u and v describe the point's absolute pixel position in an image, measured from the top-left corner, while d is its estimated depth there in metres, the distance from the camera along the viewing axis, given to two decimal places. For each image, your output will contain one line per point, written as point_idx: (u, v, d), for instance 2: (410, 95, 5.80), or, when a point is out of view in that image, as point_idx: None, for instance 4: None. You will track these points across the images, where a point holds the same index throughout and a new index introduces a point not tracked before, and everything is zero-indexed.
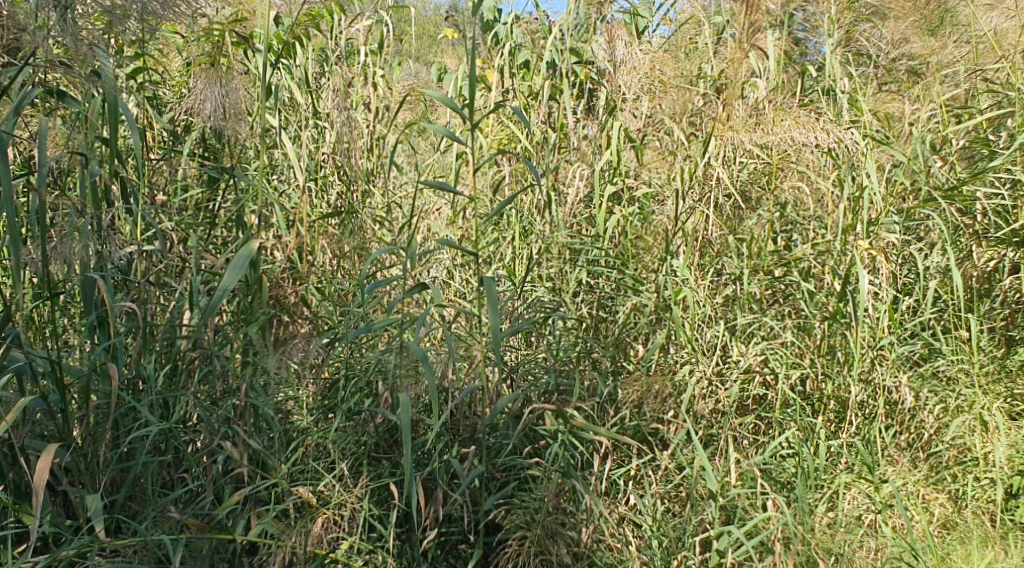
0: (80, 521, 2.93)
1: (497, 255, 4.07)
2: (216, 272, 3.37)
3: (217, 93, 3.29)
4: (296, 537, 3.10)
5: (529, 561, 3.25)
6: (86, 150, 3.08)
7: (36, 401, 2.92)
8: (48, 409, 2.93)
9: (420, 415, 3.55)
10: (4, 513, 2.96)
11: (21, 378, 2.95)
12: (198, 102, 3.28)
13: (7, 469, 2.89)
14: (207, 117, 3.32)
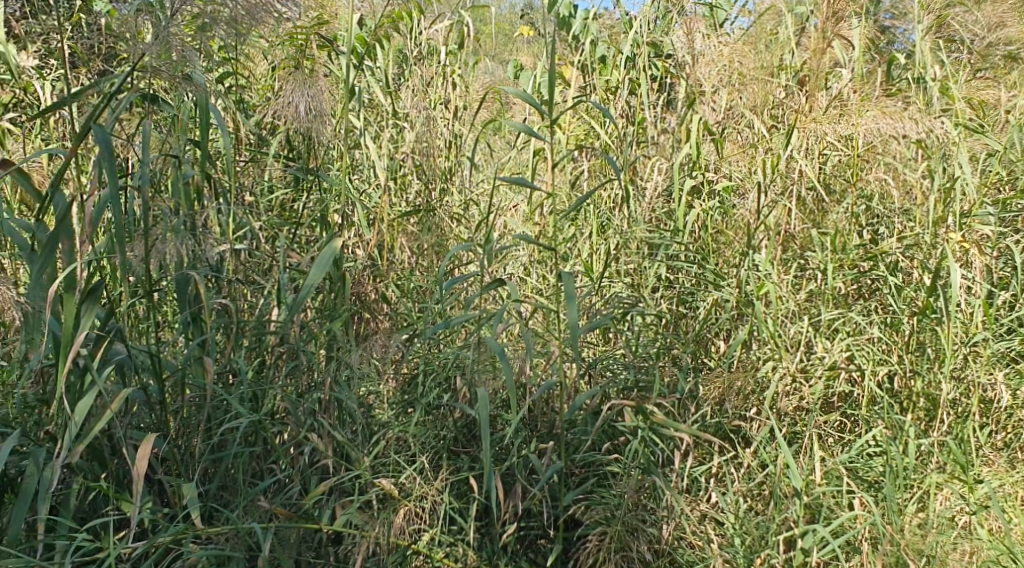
0: (174, 510, 2.97)
1: (575, 251, 4.04)
2: (302, 269, 3.40)
3: (306, 94, 3.34)
4: (380, 527, 3.10)
5: (609, 556, 3.23)
6: (179, 153, 3.14)
7: (136, 392, 2.97)
8: (148, 401, 2.95)
9: (498, 410, 3.55)
10: (104, 501, 3.01)
11: (122, 370, 2.99)
12: (288, 105, 3.32)
13: (106, 458, 2.95)
14: (295, 119, 3.36)
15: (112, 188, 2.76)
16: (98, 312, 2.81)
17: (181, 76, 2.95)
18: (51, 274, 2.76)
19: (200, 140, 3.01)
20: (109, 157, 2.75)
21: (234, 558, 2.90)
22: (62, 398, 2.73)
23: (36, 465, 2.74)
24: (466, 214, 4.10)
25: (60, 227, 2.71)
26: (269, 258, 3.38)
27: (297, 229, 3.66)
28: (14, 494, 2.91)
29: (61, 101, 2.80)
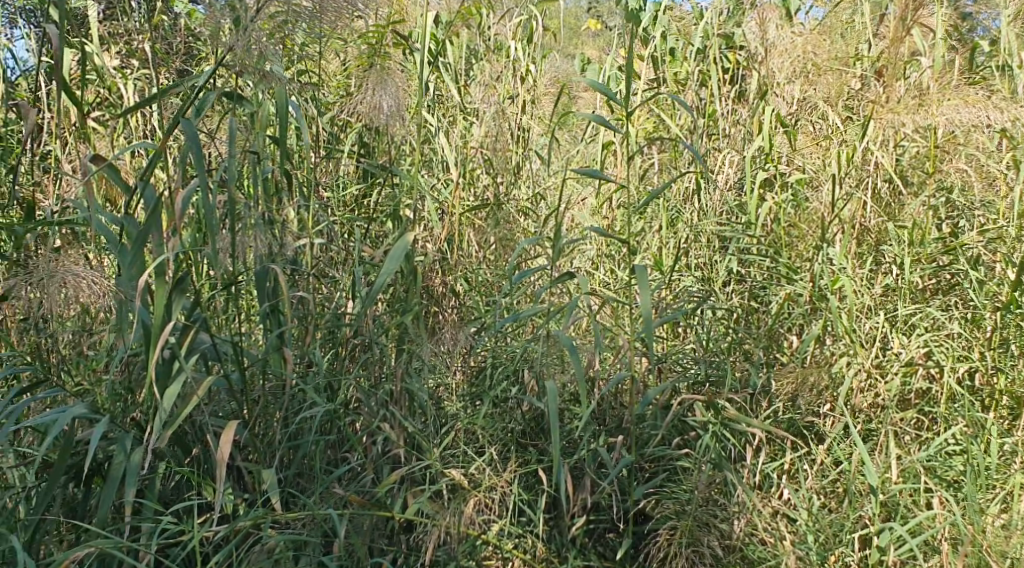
0: (254, 496, 3.00)
1: (644, 245, 4.01)
2: (375, 263, 3.42)
3: (389, 91, 3.38)
4: (451, 517, 3.10)
5: (680, 550, 3.18)
6: (258, 149, 3.17)
7: (219, 381, 3.00)
8: (230, 389, 2.98)
9: (567, 404, 3.53)
10: (185, 487, 3.04)
11: (207, 359, 3.02)
12: (376, 103, 3.35)
13: (189, 444, 2.98)
14: (382, 116, 3.39)
15: (201, 181, 2.83)
16: (185, 303, 2.85)
17: (260, 71, 2.99)
18: (141, 266, 2.83)
19: (280, 136, 3.04)
20: (197, 151, 2.81)
21: (310, 543, 2.93)
22: (152, 385, 2.78)
23: (125, 451, 2.79)
24: (534, 208, 4.07)
25: (150, 220, 2.77)
26: (343, 251, 3.41)
27: (370, 224, 3.69)
28: (101, 478, 2.96)
29: (148, 99, 2.87)
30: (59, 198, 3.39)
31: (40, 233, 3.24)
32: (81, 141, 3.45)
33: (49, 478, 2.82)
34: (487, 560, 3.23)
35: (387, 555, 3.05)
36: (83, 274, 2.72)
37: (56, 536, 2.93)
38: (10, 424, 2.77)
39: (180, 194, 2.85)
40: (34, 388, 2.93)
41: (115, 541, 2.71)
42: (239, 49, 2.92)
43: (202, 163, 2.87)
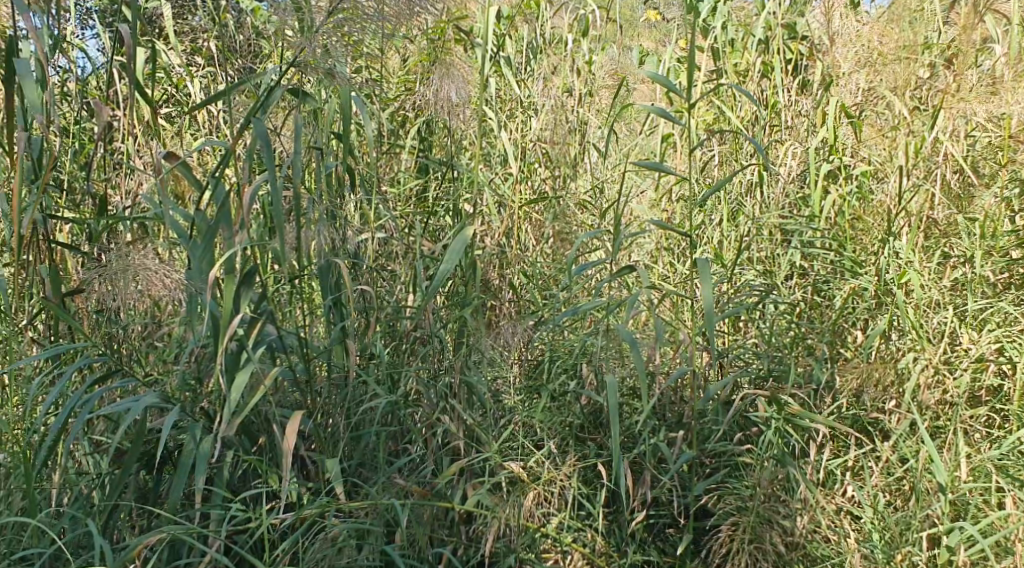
0: (318, 485, 3.00)
1: (705, 238, 3.95)
2: (435, 257, 3.41)
3: (456, 82, 3.36)
4: (511, 509, 3.07)
5: (742, 546, 3.13)
6: (321, 145, 3.16)
7: (284, 371, 3.00)
8: (295, 379, 2.97)
9: (627, 399, 3.48)
10: (250, 476, 3.05)
11: (273, 351, 3.01)
12: (441, 92, 3.33)
13: (255, 433, 2.99)
14: (448, 108, 3.36)
15: (271, 176, 2.80)
16: (252, 295, 2.85)
17: (324, 70, 2.97)
18: (212, 260, 2.80)
19: (344, 131, 3.02)
20: (268, 149, 2.79)
21: (373, 532, 2.92)
22: (220, 376, 2.78)
23: (195, 439, 2.79)
24: (595, 201, 4.00)
25: (219, 213, 2.76)
26: (403, 247, 3.38)
27: (431, 219, 3.68)
28: (172, 465, 2.97)
29: (217, 95, 2.87)
30: (130, 191, 3.42)
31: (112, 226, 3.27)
32: (152, 137, 3.49)
33: (123, 465, 2.84)
34: (546, 553, 3.21)
35: (448, 547, 3.03)
36: (158, 270, 2.81)
37: (128, 522, 2.96)
38: (84, 412, 2.79)
39: (249, 188, 2.84)
40: (107, 378, 2.95)
41: (187, 528, 2.72)
42: (307, 48, 2.95)
43: (274, 160, 2.85)
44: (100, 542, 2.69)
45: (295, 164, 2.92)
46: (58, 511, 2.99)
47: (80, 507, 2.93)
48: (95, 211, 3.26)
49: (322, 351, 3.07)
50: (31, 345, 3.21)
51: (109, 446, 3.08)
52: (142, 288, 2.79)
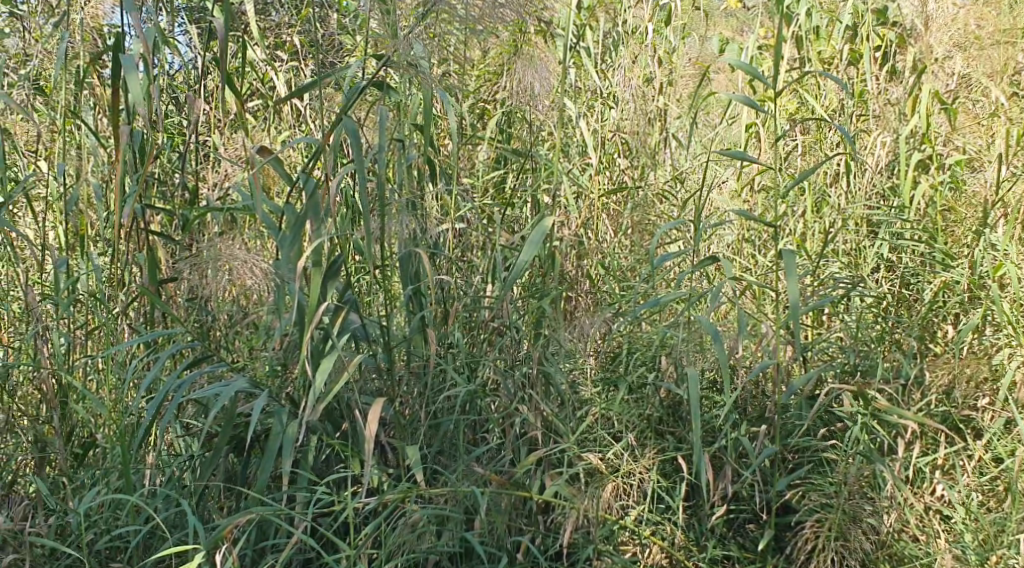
0: (399, 472, 2.99)
1: (787, 229, 3.83)
2: (511, 249, 3.39)
3: (539, 73, 3.29)
4: (590, 500, 3.02)
5: (829, 543, 3.05)
6: (402, 137, 3.13)
7: (367, 359, 3.00)
8: (377, 367, 2.96)
9: (709, 393, 3.41)
10: (331, 461, 3.04)
11: (355, 338, 3.00)
12: (523, 85, 3.28)
13: (338, 419, 2.98)
14: (531, 99, 3.33)
15: (359, 170, 2.77)
16: (337, 284, 2.84)
17: (408, 64, 2.94)
18: (299, 250, 2.79)
19: (427, 121, 2.99)
20: (357, 145, 2.77)
21: (453, 519, 2.91)
22: (305, 363, 2.78)
23: (282, 424, 2.80)
24: (673, 191, 3.82)
25: (308, 204, 2.76)
26: (483, 236, 3.36)
27: (510, 209, 3.62)
28: (260, 448, 2.99)
29: (303, 89, 2.86)
30: (216, 181, 3.41)
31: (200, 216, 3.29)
32: (236, 127, 3.49)
33: (214, 447, 2.87)
34: (624, 546, 3.17)
35: (526, 535, 3.00)
36: (247, 260, 2.82)
37: (217, 503, 2.98)
38: (178, 396, 2.82)
39: (336, 180, 2.81)
40: (200, 363, 3.00)
41: (275, 509, 2.74)
42: (399, 48, 2.92)
43: (363, 156, 2.82)
44: (192, 521, 2.72)
45: (379, 155, 2.91)
46: (150, 492, 3.02)
47: (171, 488, 2.95)
48: (185, 200, 3.28)
49: (403, 339, 3.05)
50: (124, 331, 3.25)
51: (200, 430, 3.11)
52: (230, 278, 2.80)
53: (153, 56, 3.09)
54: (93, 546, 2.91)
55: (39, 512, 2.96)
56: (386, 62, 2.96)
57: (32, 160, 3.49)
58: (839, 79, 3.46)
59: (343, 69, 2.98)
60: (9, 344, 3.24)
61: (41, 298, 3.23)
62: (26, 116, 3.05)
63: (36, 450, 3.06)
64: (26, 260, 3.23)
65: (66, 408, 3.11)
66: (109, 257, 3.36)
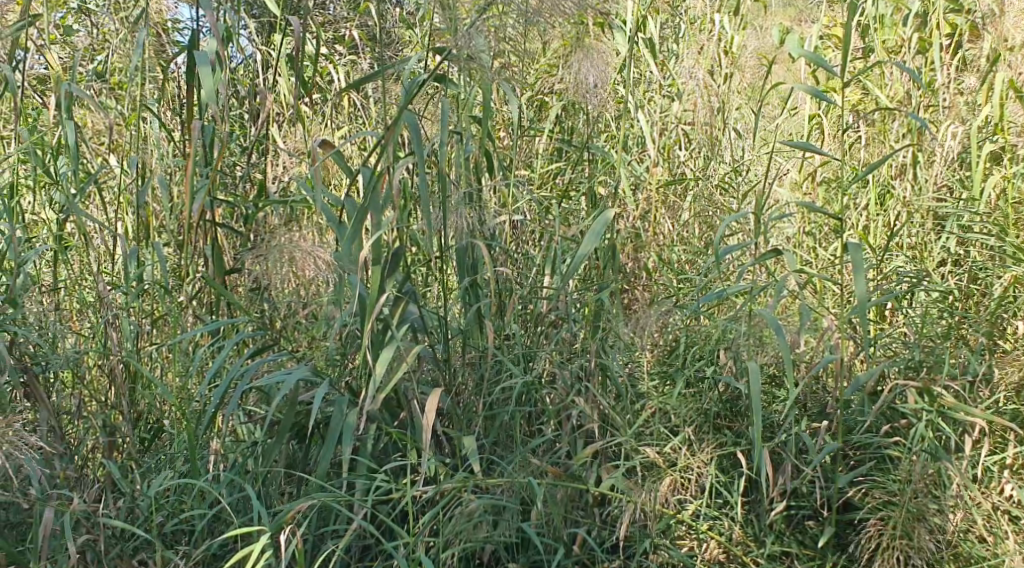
0: (456, 462, 3.00)
1: (850, 222, 3.78)
2: (570, 242, 3.39)
3: (595, 66, 3.28)
4: (647, 494, 3.01)
5: (892, 542, 3.01)
6: (460, 129, 3.14)
7: (426, 350, 3.01)
8: (435, 358, 2.97)
9: (769, 387, 3.37)
10: (390, 450, 3.06)
11: (414, 329, 3.02)
12: (578, 78, 3.27)
13: (396, 409, 3.00)
14: (587, 93, 3.31)
15: (419, 164, 2.77)
16: (397, 275, 2.86)
17: (466, 56, 2.94)
18: (359, 243, 2.82)
19: (485, 113, 2.99)
20: (417, 138, 2.77)
21: (509, 510, 2.91)
22: (365, 353, 2.81)
23: (341, 411, 2.83)
24: (734, 183, 3.76)
25: (368, 196, 2.77)
26: (542, 228, 3.37)
27: (569, 201, 3.60)
28: (320, 436, 3.02)
29: (364, 82, 2.87)
30: (280, 173, 3.46)
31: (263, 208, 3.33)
32: (298, 120, 3.52)
33: (276, 434, 2.91)
34: (680, 540, 3.14)
35: (583, 528, 2.99)
36: (309, 251, 2.83)
37: (278, 489, 3.02)
38: (242, 383, 2.87)
39: (397, 172, 2.82)
40: (264, 351, 3.04)
41: (335, 495, 2.78)
42: (460, 42, 2.91)
43: (424, 151, 2.83)
44: (256, 505, 2.77)
45: (441, 149, 2.91)
46: (213, 477, 3.06)
47: (234, 473, 3.00)
48: (248, 191, 3.32)
49: (461, 330, 3.06)
50: (189, 320, 3.30)
51: (262, 418, 3.15)
52: (292, 269, 2.84)
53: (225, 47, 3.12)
54: (160, 529, 2.96)
55: (108, 495, 3.01)
56: (450, 57, 2.96)
57: (102, 151, 3.57)
58: (911, 67, 3.38)
59: (408, 64, 2.99)
60: (79, 331, 3.31)
61: (111, 286, 3.29)
62: (100, 108, 3.12)
63: (105, 433, 3.12)
64: (96, 249, 3.29)
65: (134, 394, 3.17)
66: (174, 248, 3.42)
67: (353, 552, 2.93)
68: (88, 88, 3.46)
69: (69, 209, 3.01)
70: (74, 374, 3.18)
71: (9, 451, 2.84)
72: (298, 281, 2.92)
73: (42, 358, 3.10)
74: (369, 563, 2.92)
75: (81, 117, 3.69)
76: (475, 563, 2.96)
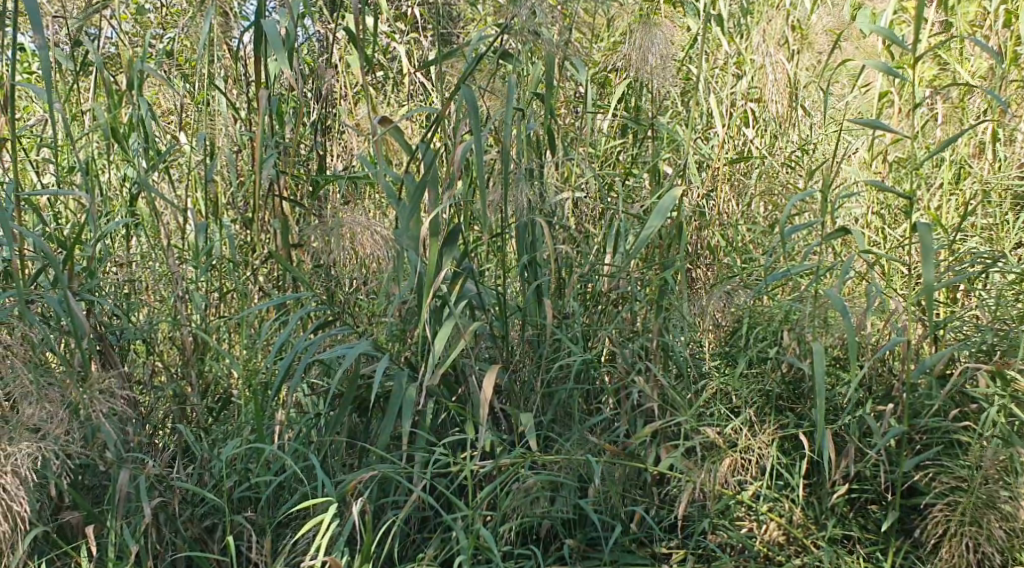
0: (515, 438, 3.02)
1: (922, 203, 3.70)
2: (632, 220, 3.37)
3: (658, 42, 3.24)
4: (706, 474, 3.00)
5: (961, 528, 2.95)
6: (523, 107, 3.14)
7: (484, 327, 3.03)
8: (494, 335, 2.99)
9: (834, 368, 3.32)
10: (450, 424, 3.09)
11: (474, 306, 3.03)
12: (642, 54, 3.23)
13: (456, 384, 3.02)
14: (650, 70, 3.27)
15: (477, 140, 2.76)
16: (456, 253, 2.87)
17: (530, 32, 2.91)
18: (418, 219, 2.85)
19: (547, 91, 2.98)
20: (475, 113, 2.76)
21: (567, 486, 2.93)
22: (424, 328, 2.83)
23: (401, 386, 2.87)
24: (802, 161, 3.70)
25: (427, 172, 2.77)
26: (604, 205, 3.36)
27: (633, 178, 3.58)
28: (380, 408, 3.06)
29: (426, 59, 2.87)
30: (345, 149, 3.49)
31: (327, 184, 3.37)
32: (362, 97, 3.55)
33: (339, 406, 2.95)
34: (739, 521, 3.09)
35: (641, 506, 3.01)
36: (369, 227, 2.85)
37: (341, 459, 3.07)
38: (306, 356, 2.92)
39: (457, 149, 2.82)
40: (326, 325, 3.09)
41: (397, 468, 2.83)
42: (523, 20, 2.89)
43: (482, 127, 2.81)
44: (321, 475, 2.82)
45: (502, 126, 2.89)
46: (278, 447, 3.12)
47: (298, 444, 3.05)
48: (312, 168, 3.36)
49: (520, 307, 3.07)
50: (255, 294, 3.35)
51: (324, 390, 3.20)
52: (353, 246, 2.87)
53: (291, 24, 3.13)
54: (227, 495, 3.02)
55: (179, 461, 3.08)
56: (511, 34, 2.93)
57: (172, 127, 3.62)
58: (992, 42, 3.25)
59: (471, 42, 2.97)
60: (149, 303, 3.37)
61: (180, 259, 3.35)
62: (169, 83, 3.17)
63: (175, 402, 3.18)
64: (166, 222, 3.35)
65: (203, 365, 3.23)
66: (241, 223, 3.47)
67: (411, 524, 2.97)
68: (157, 64, 3.50)
69: (139, 183, 3.07)
70: (145, 345, 3.24)
71: (85, 418, 2.92)
72: (359, 256, 2.96)
73: (115, 328, 3.17)
74: (428, 534, 2.96)
75: (151, 92, 3.73)
76: (533, 538, 2.99)
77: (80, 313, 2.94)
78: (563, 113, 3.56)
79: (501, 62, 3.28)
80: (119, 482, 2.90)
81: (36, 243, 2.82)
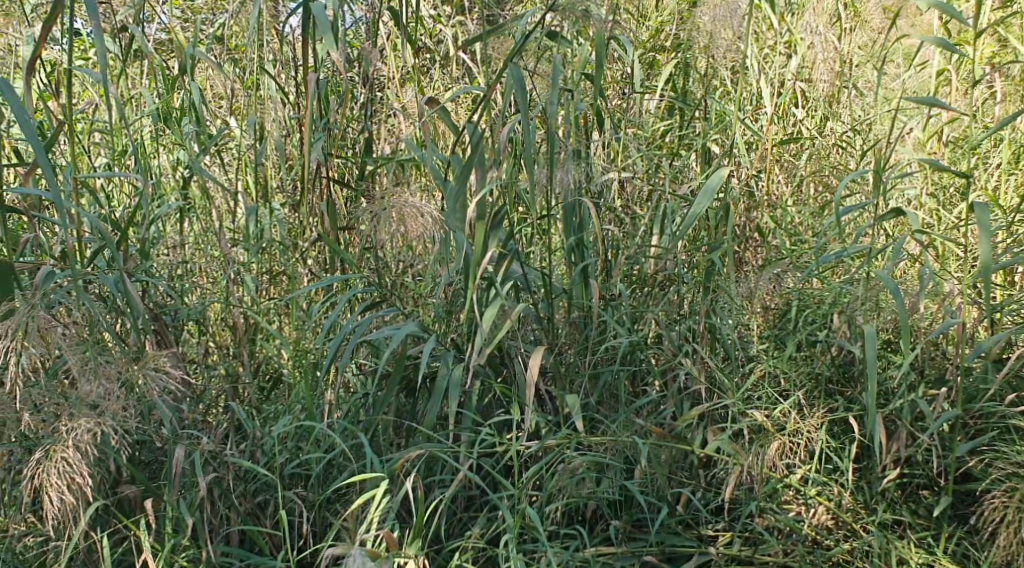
0: (561, 419, 3.03)
1: (978, 183, 3.64)
2: (680, 202, 3.36)
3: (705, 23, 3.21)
4: (753, 457, 2.99)
5: (1019, 515, 2.84)
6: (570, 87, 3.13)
7: (531, 309, 3.04)
8: (540, 317, 3.00)
9: (884, 352, 3.28)
10: (497, 405, 3.11)
11: (520, 288, 3.04)
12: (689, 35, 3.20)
13: (502, 365, 3.04)
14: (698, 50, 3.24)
15: (524, 119, 2.76)
16: (502, 234, 2.88)
17: (578, 11, 2.90)
18: (466, 199, 2.86)
19: (595, 71, 2.97)
20: (523, 92, 2.76)
21: (613, 468, 2.93)
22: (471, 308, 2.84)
23: (448, 366, 2.89)
24: (855, 142, 3.65)
25: (475, 152, 2.78)
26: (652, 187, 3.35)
27: (681, 160, 3.55)
28: (427, 389, 3.08)
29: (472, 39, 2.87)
30: (393, 132, 3.52)
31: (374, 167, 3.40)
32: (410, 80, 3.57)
33: (386, 386, 2.98)
34: (787, 504, 3.07)
35: (687, 488, 3.00)
36: (416, 208, 2.87)
37: (388, 439, 3.10)
38: (355, 336, 2.95)
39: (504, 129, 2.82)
40: (374, 306, 3.12)
41: (443, 447, 2.85)
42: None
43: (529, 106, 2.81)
44: (368, 454, 2.86)
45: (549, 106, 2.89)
46: (327, 426, 3.16)
47: (346, 424, 3.09)
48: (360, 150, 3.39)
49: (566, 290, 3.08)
50: (305, 275, 3.40)
51: (372, 371, 3.24)
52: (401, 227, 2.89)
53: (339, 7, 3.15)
54: (278, 472, 3.07)
55: (231, 439, 3.13)
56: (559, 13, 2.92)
57: (222, 110, 3.65)
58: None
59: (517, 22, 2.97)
60: (200, 284, 3.42)
61: (231, 240, 3.40)
62: (220, 67, 3.20)
63: (227, 382, 3.23)
64: (217, 204, 3.39)
65: (254, 345, 3.28)
66: (289, 205, 3.51)
67: (458, 503, 2.99)
68: (208, 48, 3.54)
69: (192, 166, 3.11)
70: (198, 325, 3.29)
71: (140, 396, 2.97)
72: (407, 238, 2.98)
73: (170, 308, 3.22)
74: (474, 514, 2.99)
75: (201, 76, 3.77)
76: (578, 519, 3.00)
77: (135, 292, 3.00)
78: (610, 94, 3.54)
79: (547, 42, 3.28)
80: (175, 458, 2.96)
81: (92, 223, 2.89)
